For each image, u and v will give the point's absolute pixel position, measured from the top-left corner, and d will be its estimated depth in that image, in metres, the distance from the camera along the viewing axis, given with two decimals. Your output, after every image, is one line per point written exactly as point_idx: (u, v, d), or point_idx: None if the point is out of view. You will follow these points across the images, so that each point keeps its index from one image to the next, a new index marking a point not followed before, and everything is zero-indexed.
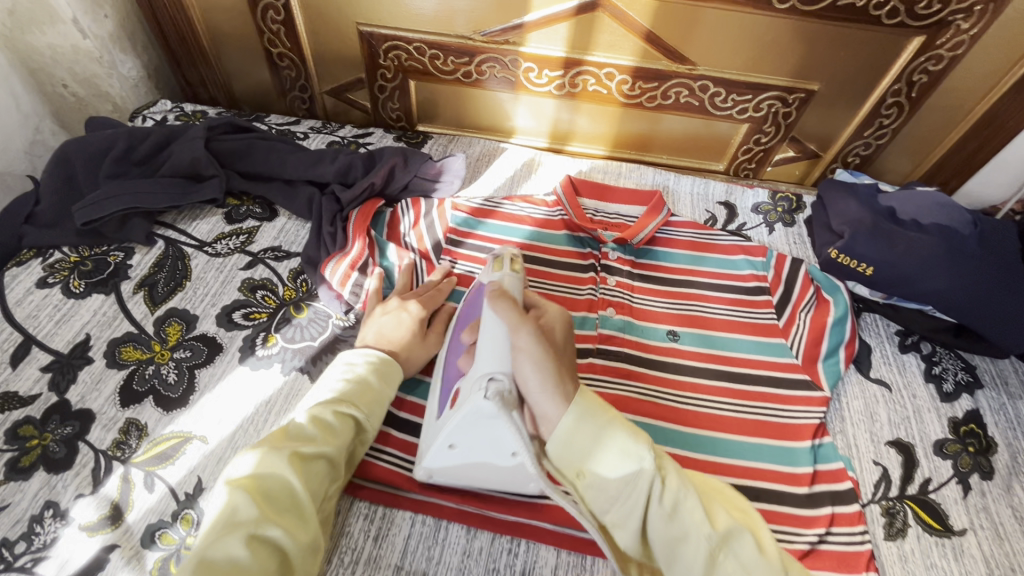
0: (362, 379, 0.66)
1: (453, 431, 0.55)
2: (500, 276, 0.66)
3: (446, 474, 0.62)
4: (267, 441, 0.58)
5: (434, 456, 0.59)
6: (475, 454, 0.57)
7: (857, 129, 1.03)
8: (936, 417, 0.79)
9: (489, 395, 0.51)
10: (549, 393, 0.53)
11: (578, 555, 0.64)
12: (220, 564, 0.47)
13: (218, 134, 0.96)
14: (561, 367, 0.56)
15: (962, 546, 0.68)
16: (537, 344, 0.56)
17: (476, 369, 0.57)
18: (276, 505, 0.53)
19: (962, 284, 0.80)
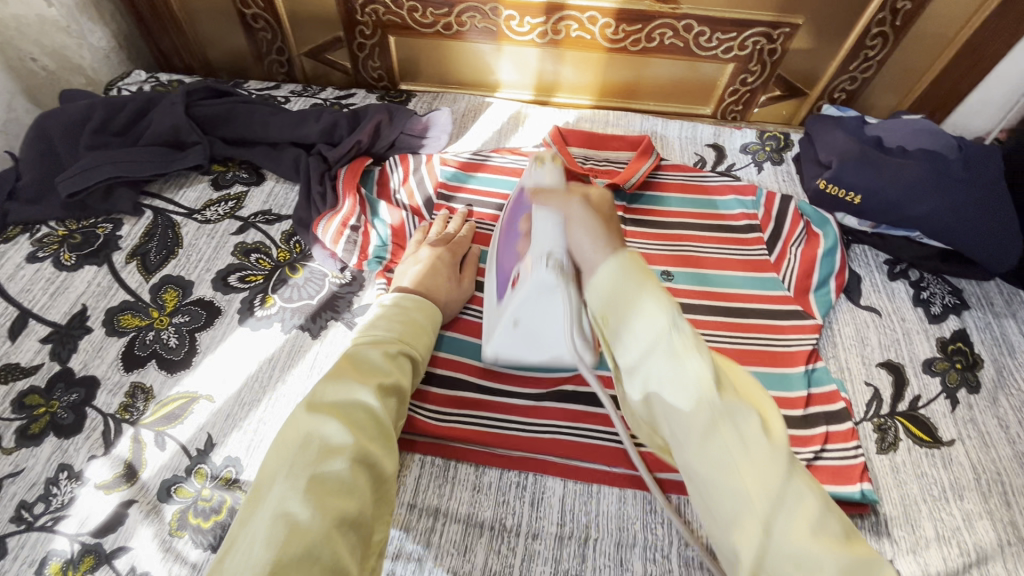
0: (414, 320, 0.67)
1: (519, 308, 0.59)
2: (537, 174, 0.61)
3: (512, 352, 0.68)
4: (341, 372, 0.58)
5: (504, 337, 0.65)
6: (538, 332, 0.62)
7: (842, 63, 1.02)
8: (924, 338, 0.81)
9: (550, 267, 0.53)
10: (599, 249, 0.49)
11: (584, 484, 0.66)
12: (330, 482, 0.48)
13: (197, 99, 0.93)
14: (612, 222, 0.54)
15: (951, 455, 0.71)
16: (587, 215, 0.53)
17: (525, 264, 0.59)
18: (366, 432, 0.53)
19: (948, 207, 0.82)
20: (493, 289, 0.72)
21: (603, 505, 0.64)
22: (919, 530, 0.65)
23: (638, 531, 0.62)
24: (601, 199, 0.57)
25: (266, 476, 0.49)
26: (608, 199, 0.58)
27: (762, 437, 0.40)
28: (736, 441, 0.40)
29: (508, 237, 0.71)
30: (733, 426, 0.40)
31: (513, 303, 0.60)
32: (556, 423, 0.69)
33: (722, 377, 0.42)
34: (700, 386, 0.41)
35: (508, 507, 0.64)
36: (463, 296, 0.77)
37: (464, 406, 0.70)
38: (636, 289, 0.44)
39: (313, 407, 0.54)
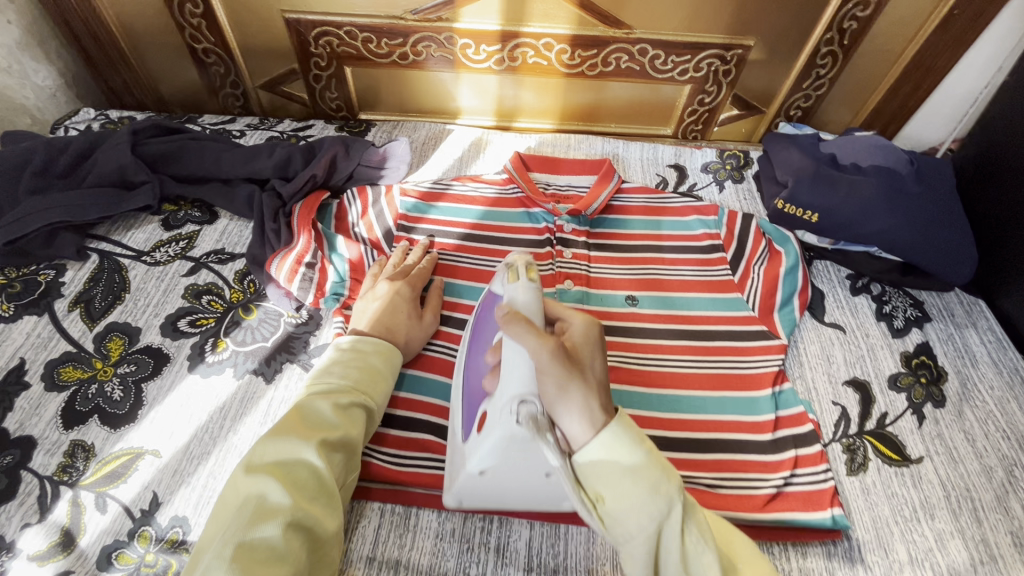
0: (371, 365, 0.65)
1: (484, 454, 0.55)
2: (512, 290, 0.59)
3: (478, 500, 0.60)
4: (286, 427, 0.56)
5: (467, 484, 0.58)
6: (505, 477, 0.56)
7: (796, 82, 1.04)
8: (889, 353, 0.81)
9: (522, 421, 0.51)
10: (576, 408, 0.51)
11: (551, 525, 0.64)
12: (259, 549, 0.47)
13: (146, 137, 0.91)
14: (586, 374, 0.53)
15: (920, 473, 0.70)
16: (563, 372, 0.51)
17: (496, 403, 0.55)
18: (304, 492, 0.52)
19: (901, 223, 0.83)
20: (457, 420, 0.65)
21: (570, 546, 0.62)
22: (891, 554, 0.64)
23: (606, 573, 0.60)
24: (589, 330, 0.56)
25: (201, 538, 0.49)
26: (594, 338, 0.56)
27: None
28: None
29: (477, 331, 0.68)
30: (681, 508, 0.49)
31: (478, 449, 0.56)
32: None
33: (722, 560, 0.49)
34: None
35: (473, 555, 0.61)
36: (426, 333, 0.75)
37: (425, 449, 0.67)
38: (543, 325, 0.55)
39: (254, 467, 0.53)
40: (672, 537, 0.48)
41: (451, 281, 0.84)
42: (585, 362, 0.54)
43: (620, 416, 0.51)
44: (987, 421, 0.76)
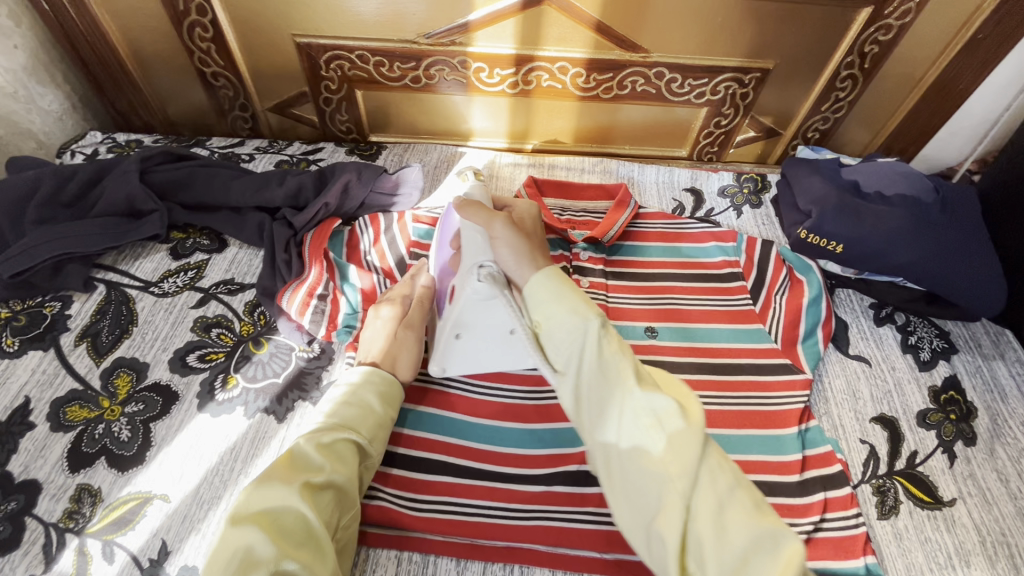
0: (362, 399, 0.64)
1: (458, 317, 0.67)
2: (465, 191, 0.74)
3: (469, 366, 0.71)
4: (271, 472, 0.55)
5: (445, 350, 0.70)
6: (478, 336, 0.69)
7: (814, 104, 1.02)
8: (916, 388, 0.79)
9: (483, 278, 0.63)
10: (527, 265, 0.63)
11: (574, 574, 0.62)
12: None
13: (154, 164, 0.89)
14: (531, 240, 0.66)
15: (953, 516, 0.68)
16: (512, 235, 0.65)
17: (462, 277, 0.67)
18: (292, 540, 0.51)
19: (929, 255, 0.81)
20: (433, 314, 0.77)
21: None
22: None
23: None
24: (531, 214, 0.73)
25: None
26: (535, 219, 0.72)
27: (679, 420, 0.50)
28: (656, 427, 0.51)
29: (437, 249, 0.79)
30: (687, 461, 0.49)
31: (453, 313, 0.67)
32: (543, 506, 0.65)
33: (643, 376, 0.55)
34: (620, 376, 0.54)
35: None
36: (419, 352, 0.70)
37: (443, 492, 0.65)
38: (567, 298, 0.59)
39: (240, 516, 0.52)
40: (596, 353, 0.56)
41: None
42: (532, 237, 0.68)
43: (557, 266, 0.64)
44: (1020, 459, 0.73)
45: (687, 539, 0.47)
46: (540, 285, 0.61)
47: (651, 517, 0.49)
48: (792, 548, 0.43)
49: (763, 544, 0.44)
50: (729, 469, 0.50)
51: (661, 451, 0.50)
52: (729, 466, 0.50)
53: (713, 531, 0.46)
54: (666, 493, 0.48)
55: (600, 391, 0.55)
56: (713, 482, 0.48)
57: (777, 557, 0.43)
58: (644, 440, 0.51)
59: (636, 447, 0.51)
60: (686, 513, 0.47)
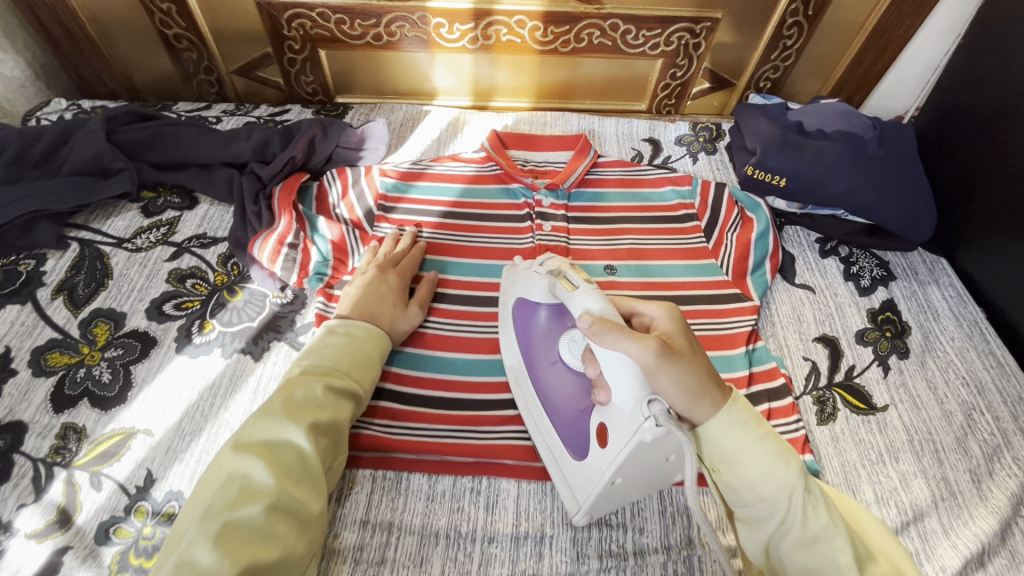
0: (363, 350, 0.67)
1: (621, 469, 0.53)
2: (576, 299, 0.56)
3: (607, 505, 0.60)
4: (274, 408, 0.57)
5: (599, 496, 0.57)
6: (636, 481, 0.56)
7: (763, 53, 1.06)
8: (856, 310, 0.85)
9: (659, 422, 0.47)
10: (702, 402, 0.49)
11: (538, 483, 0.67)
12: (241, 529, 0.48)
13: (119, 125, 0.91)
14: (693, 360, 0.50)
15: (885, 420, 0.74)
16: (672, 363, 0.48)
17: (617, 416, 0.52)
18: (290, 475, 0.53)
19: (865, 184, 0.86)
20: (541, 417, 0.67)
21: (556, 501, 0.65)
22: (859, 495, 0.68)
23: (592, 523, 0.64)
24: (674, 321, 0.54)
25: (188, 514, 0.51)
26: (680, 324, 0.53)
27: None
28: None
29: (534, 360, 0.69)
30: None
31: (611, 463, 0.53)
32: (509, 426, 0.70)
33: (857, 549, 0.49)
34: (841, 559, 0.47)
35: (463, 514, 0.64)
36: (410, 323, 0.75)
37: (415, 419, 0.69)
38: (763, 446, 0.50)
39: (241, 446, 0.54)
40: (805, 523, 0.48)
41: (435, 258, 0.86)
42: (688, 352, 0.51)
43: (731, 397, 0.51)
44: (948, 369, 0.80)
45: None
46: (728, 427, 0.50)
47: None
48: None
49: None
50: None
51: None
52: None
53: None
54: None
55: (805, 562, 0.48)
56: None
57: None
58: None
59: None
60: None
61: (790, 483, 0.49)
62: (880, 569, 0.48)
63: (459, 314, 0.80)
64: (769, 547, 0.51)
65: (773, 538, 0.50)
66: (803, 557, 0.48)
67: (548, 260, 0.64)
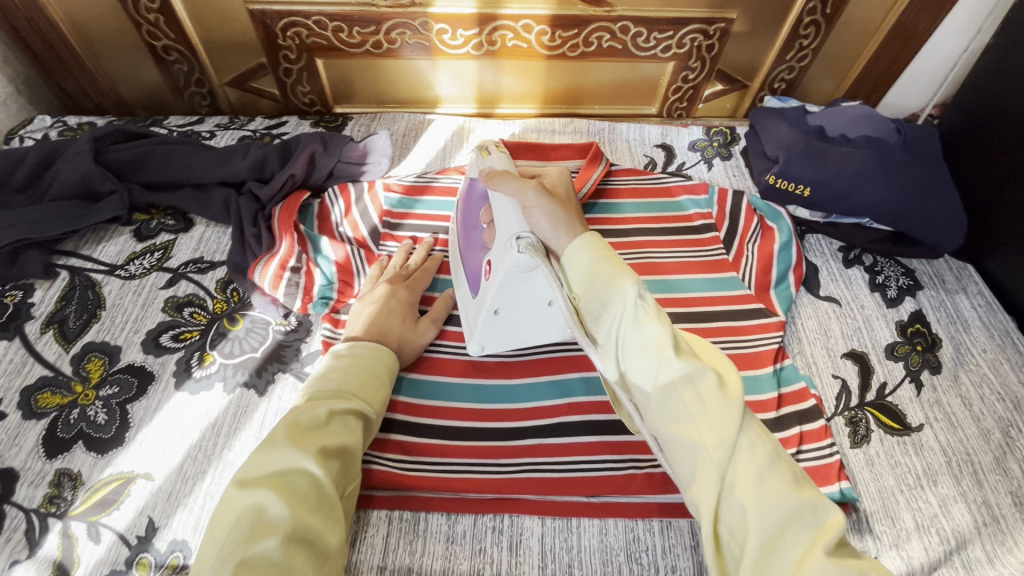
0: (370, 369, 0.64)
1: (497, 295, 0.63)
2: (489, 161, 0.68)
3: (494, 339, 0.70)
4: (280, 434, 0.54)
5: (484, 326, 0.67)
6: (518, 313, 0.66)
7: (779, 53, 1.02)
8: (884, 323, 0.82)
9: (523, 250, 0.56)
10: (564, 232, 0.59)
11: (563, 520, 0.63)
12: (258, 566, 0.44)
13: (108, 144, 0.86)
14: (566, 204, 0.62)
15: (921, 441, 0.71)
16: (546, 200, 0.60)
17: (498, 249, 0.61)
18: (306, 503, 0.50)
19: (893, 192, 0.83)
20: (462, 283, 0.75)
21: (583, 539, 0.62)
22: (899, 522, 0.65)
23: (622, 563, 0.60)
24: (562, 180, 0.67)
25: (203, 559, 0.47)
26: (564, 180, 0.67)
27: (716, 394, 0.47)
28: (694, 398, 0.48)
29: (469, 230, 0.75)
30: (691, 384, 0.48)
31: (490, 290, 0.63)
32: (530, 459, 0.66)
33: (680, 340, 0.50)
34: (659, 345, 0.48)
35: (486, 556, 0.60)
36: (420, 340, 0.72)
37: (430, 454, 0.66)
38: (605, 261, 0.53)
39: (250, 480, 0.51)
40: (636, 319, 0.49)
41: (445, 276, 0.82)
42: (562, 200, 0.63)
43: (591, 232, 0.58)
44: (982, 383, 0.77)
45: (724, 510, 0.46)
46: (577, 253, 0.56)
47: (686, 486, 0.48)
48: (833, 521, 0.43)
49: (805, 518, 0.43)
50: (769, 438, 0.48)
51: (698, 423, 0.47)
52: (769, 436, 0.48)
53: (756, 503, 0.44)
54: (705, 469, 0.46)
55: (636, 352, 0.49)
56: (755, 451, 0.46)
57: (818, 529, 0.43)
58: (678, 409, 0.48)
59: (672, 420, 0.48)
60: (722, 484, 0.46)
61: (629, 290, 0.49)
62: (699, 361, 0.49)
63: None
64: (617, 360, 0.51)
65: (610, 335, 0.51)
66: (633, 353, 0.50)
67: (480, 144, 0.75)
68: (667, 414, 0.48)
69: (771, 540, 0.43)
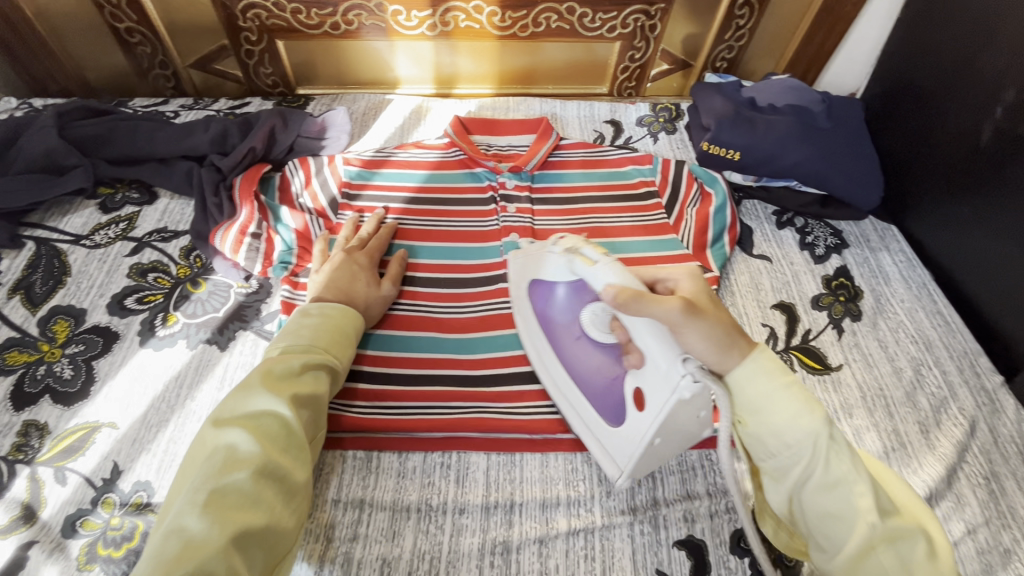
0: (341, 327, 0.67)
1: (659, 430, 0.55)
2: (593, 273, 0.57)
3: (643, 467, 0.61)
4: (253, 382, 0.56)
5: (637, 458, 0.59)
6: (676, 434, 0.57)
7: (717, 33, 1.09)
8: (811, 278, 0.88)
9: (693, 379, 0.49)
10: (727, 351, 0.52)
11: (507, 455, 0.68)
12: (229, 495, 0.48)
13: (71, 121, 0.89)
14: (720, 315, 0.53)
15: (839, 379, 0.77)
16: (698, 319, 0.52)
17: (649, 380, 0.54)
18: (276, 444, 0.53)
19: (815, 155, 0.90)
20: (571, 391, 0.69)
21: (525, 471, 0.67)
22: None
23: (561, 490, 0.65)
24: (697, 282, 0.58)
25: (176, 490, 0.50)
26: (704, 287, 0.57)
27: (930, 566, 0.45)
28: (895, 559, 0.46)
29: (557, 328, 0.70)
30: (895, 548, 0.47)
31: (650, 424, 0.55)
32: (477, 402, 0.71)
33: (879, 496, 0.49)
34: (861, 503, 0.48)
35: (434, 488, 0.65)
36: (384, 300, 0.76)
37: (383, 399, 0.70)
38: (795, 396, 0.51)
39: (222, 421, 0.53)
40: (827, 469, 0.49)
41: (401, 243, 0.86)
42: (712, 309, 0.55)
43: (757, 346, 0.53)
44: (898, 329, 0.83)
45: None
46: (749, 377, 0.52)
47: None
48: None
49: None
50: None
51: None
52: None
53: None
54: None
55: (824, 507, 0.49)
56: None
57: None
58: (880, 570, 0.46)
59: None
60: None
61: (821, 431, 0.49)
62: (901, 520, 0.48)
63: (425, 296, 0.81)
64: (793, 499, 0.52)
65: (796, 484, 0.51)
66: (823, 502, 0.49)
67: (563, 240, 0.64)
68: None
69: None
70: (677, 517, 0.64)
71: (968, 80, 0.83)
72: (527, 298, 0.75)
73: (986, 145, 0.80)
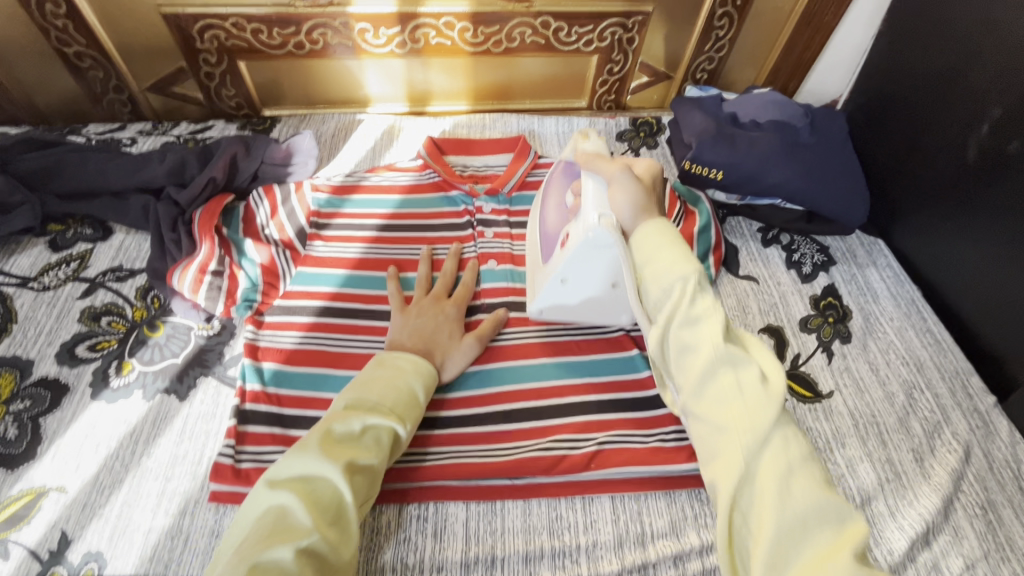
0: (412, 392, 0.61)
1: (568, 265, 0.67)
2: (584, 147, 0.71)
3: (556, 308, 0.74)
4: (312, 442, 0.52)
5: (550, 292, 0.71)
6: (585, 284, 0.69)
7: (698, 45, 1.06)
8: (799, 298, 0.86)
9: (601, 226, 0.60)
10: (642, 214, 0.61)
11: (487, 504, 0.64)
12: (268, 572, 0.44)
13: (16, 154, 0.83)
14: (651, 192, 0.63)
15: (830, 406, 0.75)
16: (631, 185, 0.61)
17: (575, 223, 0.65)
18: (322, 513, 0.49)
19: (799, 174, 0.88)
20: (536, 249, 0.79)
21: (507, 521, 0.63)
22: None
23: (545, 541, 0.62)
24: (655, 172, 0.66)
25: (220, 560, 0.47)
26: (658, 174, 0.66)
27: (760, 386, 0.49)
28: (734, 388, 0.49)
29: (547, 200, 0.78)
30: (733, 372, 0.50)
31: (562, 260, 0.67)
32: (454, 448, 0.67)
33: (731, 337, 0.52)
34: (710, 333, 0.51)
35: (410, 544, 0.61)
36: (467, 354, 0.70)
37: None
38: (676, 251, 0.55)
39: (277, 484, 0.50)
40: (694, 308, 0.52)
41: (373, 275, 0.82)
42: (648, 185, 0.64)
43: None
44: (888, 350, 0.81)
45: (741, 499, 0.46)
46: (647, 234, 0.57)
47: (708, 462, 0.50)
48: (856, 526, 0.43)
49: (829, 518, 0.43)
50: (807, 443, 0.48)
51: (734, 409, 0.48)
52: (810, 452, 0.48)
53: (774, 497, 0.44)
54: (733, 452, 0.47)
55: (690, 358, 0.52)
56: (788, 451, 0.47)
57: (839, 531, 0.43)
58: (719, 397, 0.49)
59: (712, 403, 0.50)
60: (746, 479, 0.46)
61: (690, 284, 0.52)
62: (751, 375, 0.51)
63: None
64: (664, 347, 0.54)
65: (668, 327, 0.53)
66: (686, 339, 0.52)
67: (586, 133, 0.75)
68: (703, 393, 0.50)
69: (791, 532, 0.43)
70: (667, 564, 0.61)
71: (951, 94, 0.81)
72: (545, 186, 0.81)
73: (972, 164, 0.78)
